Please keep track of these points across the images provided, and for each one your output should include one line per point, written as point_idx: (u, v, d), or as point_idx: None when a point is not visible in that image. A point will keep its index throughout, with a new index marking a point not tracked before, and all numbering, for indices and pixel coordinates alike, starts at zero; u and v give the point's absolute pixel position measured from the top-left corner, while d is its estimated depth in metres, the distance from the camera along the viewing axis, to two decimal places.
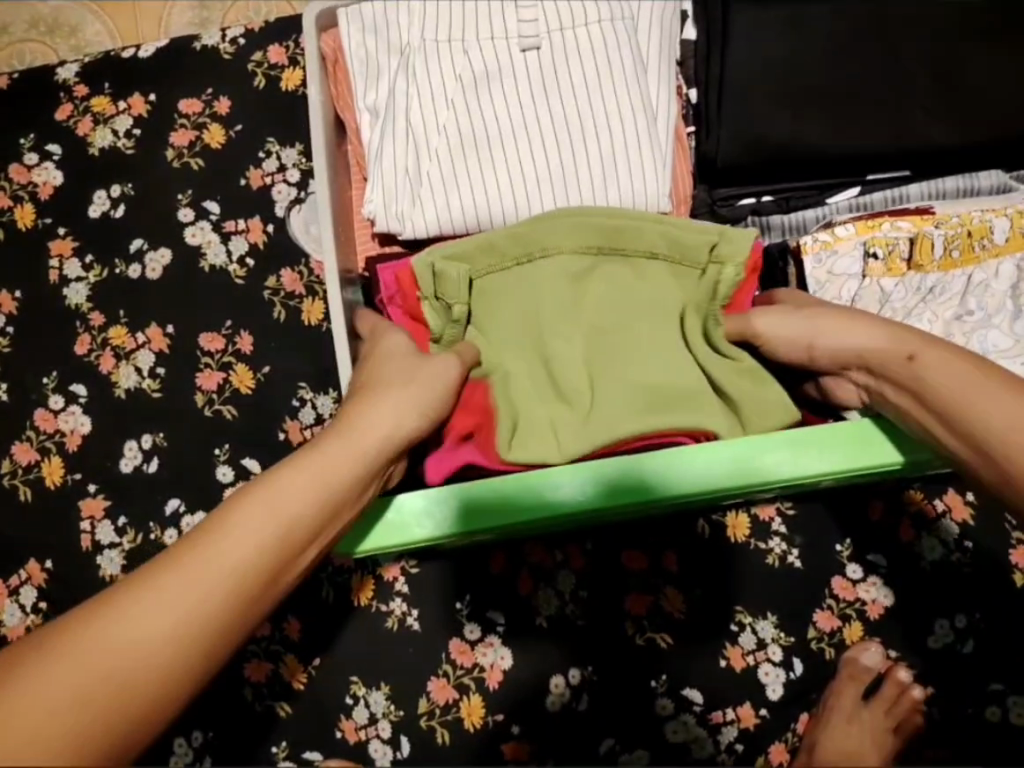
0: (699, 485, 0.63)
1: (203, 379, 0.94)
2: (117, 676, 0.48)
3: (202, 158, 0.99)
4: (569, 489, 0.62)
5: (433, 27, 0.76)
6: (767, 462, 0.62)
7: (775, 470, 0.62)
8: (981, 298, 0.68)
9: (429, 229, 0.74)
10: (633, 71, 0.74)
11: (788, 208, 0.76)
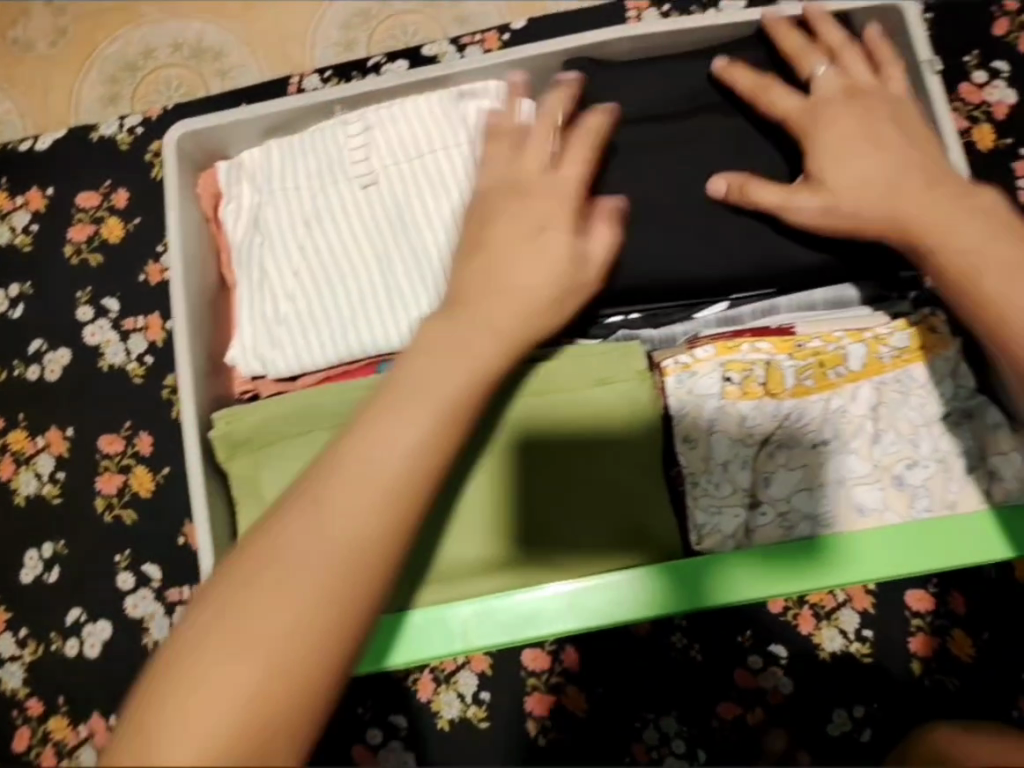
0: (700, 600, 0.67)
1: (103, 483, 0.93)
2: (260, 673, 0.43)
3: (100, 253, 0.98)
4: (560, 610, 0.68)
5: (278, 173, 0.76)
6: (762, 576, 0.67)
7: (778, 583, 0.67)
8: (838, 423, 0.69)
9: (291, 368, 0.73)
10: (476, 194, 0.73)
11: (657, 324, 0.74)
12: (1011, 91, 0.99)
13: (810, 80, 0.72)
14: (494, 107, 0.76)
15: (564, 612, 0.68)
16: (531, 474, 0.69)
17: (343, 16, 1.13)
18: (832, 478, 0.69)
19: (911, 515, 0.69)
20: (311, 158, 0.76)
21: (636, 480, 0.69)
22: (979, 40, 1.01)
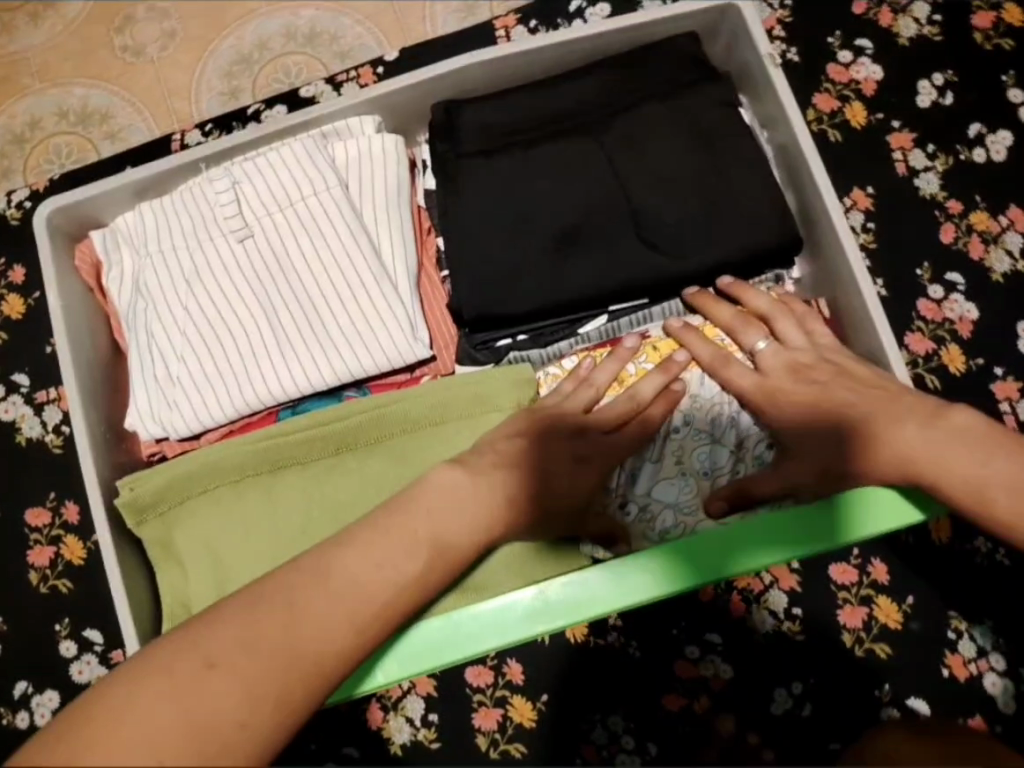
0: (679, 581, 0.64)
1: (35, 556, 0.95)
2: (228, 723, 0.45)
3: (4, 331, 0.98)
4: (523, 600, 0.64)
5: (154, 236, 0.76)
6: (762, 541, 0.64)
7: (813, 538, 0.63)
8: (694, 413, 0.73)
9: (191, 427, 0.74)
10: (351, 235, 0.74)
11: (543, 342, 0.76)
12: (876, 67, 0.99)
13: (674, 101, 0.73)
14: (355, 145, 0.77)
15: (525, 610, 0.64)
16: None
17: (223, 65, 1.13)
18: (696, 468, 0.73)
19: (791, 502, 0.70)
20: (184, 217, 0.76)
21: None
22: (841, 22, 1.00)
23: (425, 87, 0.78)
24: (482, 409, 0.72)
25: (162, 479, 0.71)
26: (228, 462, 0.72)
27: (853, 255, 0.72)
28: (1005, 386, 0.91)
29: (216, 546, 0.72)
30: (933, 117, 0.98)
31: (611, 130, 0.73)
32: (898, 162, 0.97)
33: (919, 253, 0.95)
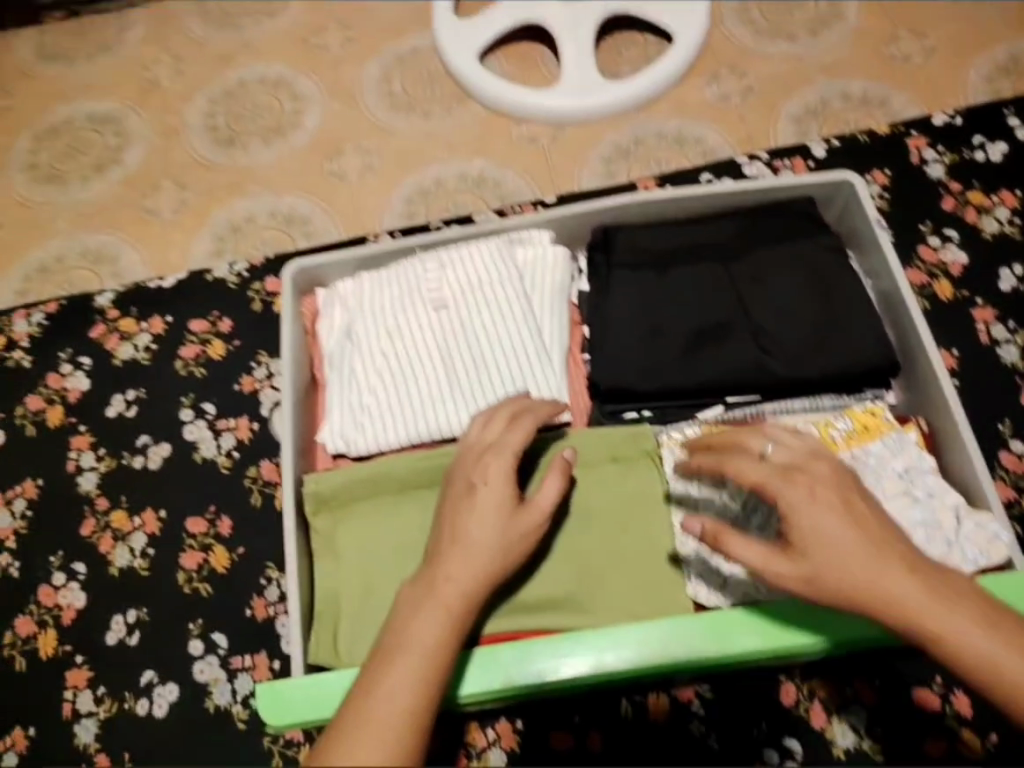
0: (731, 649, 0.73)
1: (186, 558, 1.08)
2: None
3: (205, 368, 1.19)
4: (573, 660, 0.73)
5: (369, 296, 0.96)
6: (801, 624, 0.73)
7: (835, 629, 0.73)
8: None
9: (368, 448, 0.89)
10: (524, 315, 0.92)
11: (666, 420, 0.89)
12: (961, 253, 1.16)
13: (797, 245, 0.91)
14: (532, 250, 0.97)
15: (579, 664, 0.73)
16: (580, 517, 0.83)
17: (407, 193, 1.36)
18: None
19: None
20: (395, 285, 0.96)
21: (650, 537, 0.82)
22: (931, 213, 1.18)
23: (589, 214, 0.99)
24: (606, 459, 0.85)
25: (337, 481, 0.86)
26: (392, 475, 0.86)
27: (945, 384, 0.85)
28: None
29: (370, 546, 0.84)
30: (1013, 299, 1.13)
31: (741, 261, 0.91)
32: (981, 332, 1.11)
33: (1001, 410, 1.07)
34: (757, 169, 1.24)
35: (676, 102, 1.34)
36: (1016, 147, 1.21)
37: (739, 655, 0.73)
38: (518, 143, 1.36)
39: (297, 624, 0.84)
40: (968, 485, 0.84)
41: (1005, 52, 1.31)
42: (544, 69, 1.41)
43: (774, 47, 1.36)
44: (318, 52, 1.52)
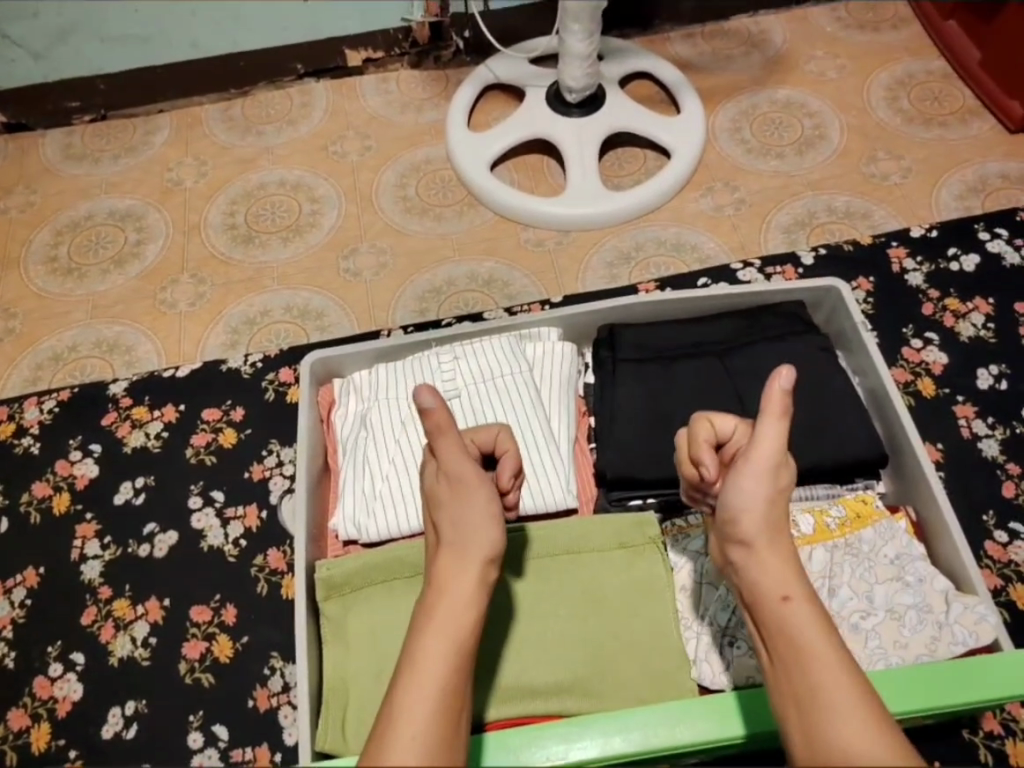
0: (740, 733, 0.74)
1: (189, 647, 1.08)
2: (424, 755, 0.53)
3: (215, 455, 1.22)
4: (584, 742, 0.73)
5: (384, 387, 1.01)
6: None
7: None
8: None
9: (381, 533, 0.92)
10: (533, 406, 0.97)
11: (670, 506, 0.92)
12: (942, 354, 1.23)
13: (788, 342, 0.98)
14: (542, 346, 1.03)
15: (588, 746, 0.73)
16: (588, 601, 0.86)
17: (419, 292, 1.44)
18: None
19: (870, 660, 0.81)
20: (410, 377, 1.02)
21: (657, 622, 0.85)
22: (912, 318, 1.27)
23: (595, 313, 1.06)
24: (612, 545, 0.88)
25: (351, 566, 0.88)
26: (404, 559, 0.87)
27: (931, 472, 0.91)
28: None
29: (381, 628, 0.86)
30: (990, 398, 1.19)
31: (736, 357, 0.98)
32: (963, 427, 1.17)
33: (986, 502, 1.11)
34: (751, 274, 1.34)
35: (674, 212, 1.46)
36: (988, 259, 1.32)
37: (747, 737, 0.74)
38: (525, 246, 1.46)
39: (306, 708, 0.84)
40: (954, 570, 0.88)
41: (973, 174, 1.44)
42: (551, 181, 1.54)
43: (763, 163, 1.50)
44: (336, 159, 1.64)
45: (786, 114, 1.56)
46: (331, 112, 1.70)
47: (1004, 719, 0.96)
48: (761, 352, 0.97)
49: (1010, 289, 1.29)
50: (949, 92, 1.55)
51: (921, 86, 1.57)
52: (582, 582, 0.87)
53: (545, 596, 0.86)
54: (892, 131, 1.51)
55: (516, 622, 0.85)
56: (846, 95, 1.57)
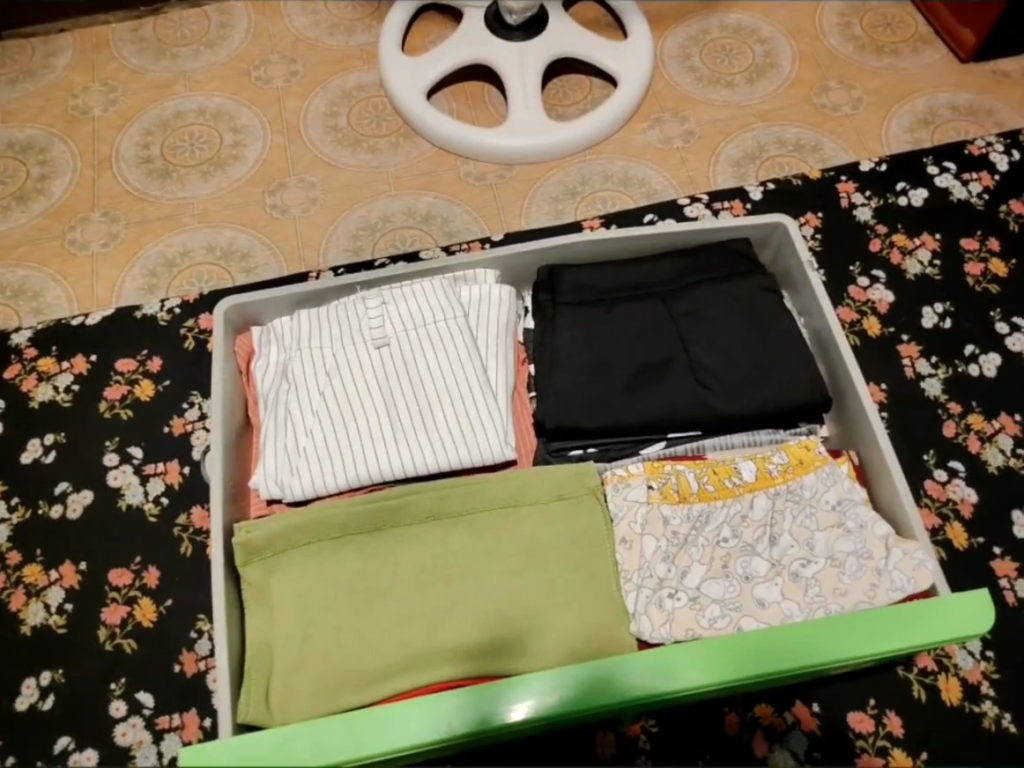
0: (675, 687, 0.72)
1: (109, 613, 1.01)
2: None
3: (132, 409, 1.14)
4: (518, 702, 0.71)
5: (306, 335, 0.94)
6: (747, 663, 0.72)
7: (784, 664, 0.72)
8: (737, 526, 0.83)
9: (304, 491, 0.86)
10: (468, 354, 0.91)
11: (610, 456, 0.89)
12: (888, 293, 1.20)
13: (735, 283, 0.94)
14: (477, 289, 0.97)
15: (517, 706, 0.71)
16: (527, 558, 0.82)
17: (351, 229, 1.35)
18: (739, 574, 0.81)
19: (807, 604, 0.80)
20: (335, 323, 0.94)
21: (598, 577, 0.81)
22: (859, 255, 1.23)
23: (535, 254, 1.00)
24: (551, 498, 0.84)
25: (267, 530, 0.82)
26: (329, 518, 0.82)
27: (874, 416, 0.88)
28: (1005, 565, 1.03)
29: (307, 592, 0.81)
30: (934, 336, 1.17)
31: (681, 298, 0.93)
32: (907, 367, 1.15)
33: (926, 443, 1.10)
34: (697, 210, 1.29)
35: (620, 145, 1.38)
36: (936, 194, 1.29)
37: (691, 687, 0.72)
38: (465, 180, 1.37)
39: (228, 676, 0.79)
40: (895, 516, 0.87)
41: (924, 105, 1.40)
42: (491, 111, 1.44)
43: (713, 93, 1.43)
44: (258, 85, 1.50)
45: (736, 40, 1.48)
46: (253, 34, 1.56)
47: (938, 656, 0.97)
48: (706, 293, 0.93)
49: (956, 225, 1.26)
50: (902, 18, 1.49)
51: (875, 11, 1.50)
52: (521, 538, 0.82)
53: (480, 553, 0.82)
54: (843, 60, 1.45)
55: (449, 581, 0.81)
56: (798, 20, 1.49)
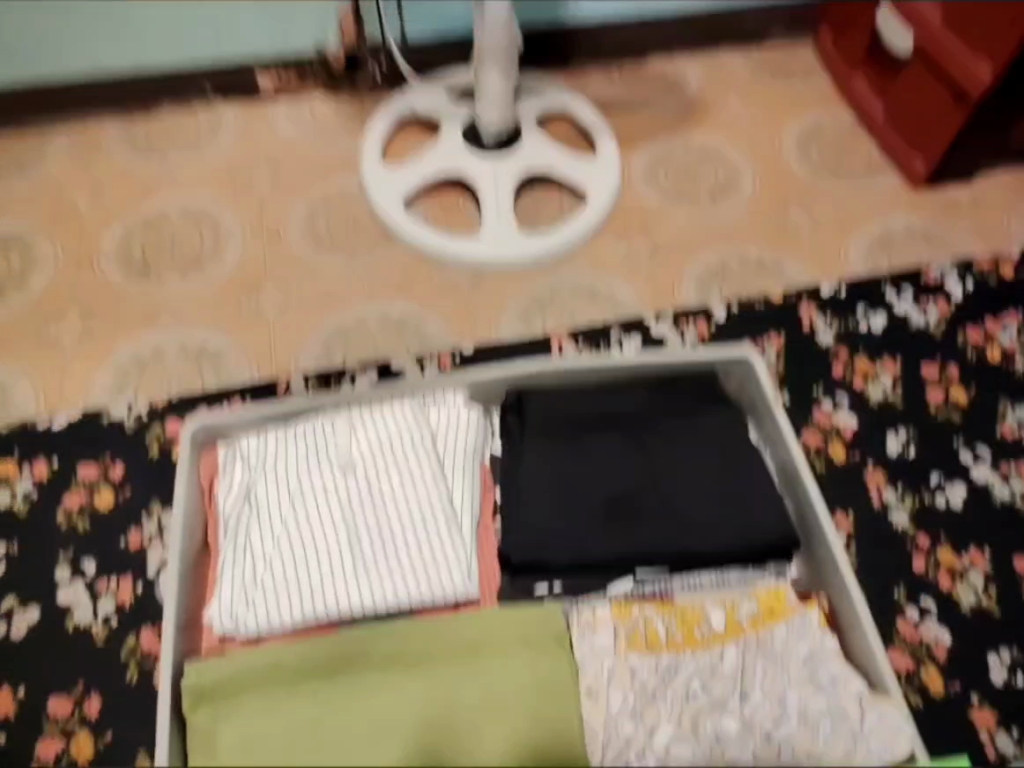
0: None
1: (44, 746, 0.96)
2: None
3: (89, 521, 1.10)
4: None
5: (270, 457, 0.92)
6: None
7: None
8: (706, 678, 0.80)
9: (258, 627, 0.83)
10: (435, 483, 0.90)
11: (578, 594, 0.87)
12: (852, 417, 1.21)
13: (705, 415, 0.93)
14: (447, 413, 0.95)
15: None
16: (488, 709, 0.78)
17: (327, 333, 1.35)
18: (709, 733, 0.78)
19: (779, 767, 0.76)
20: (302, 446, 0.93)
21: (563, 733, 0.77)
22: (822, 378, 1.25)
23: (504, 377, 1.00)
24: (515, 643, 0.81)
25: (218, 674, 0.79)
26: (285, 663, 0.80)
27: (841, 560, 0.88)
28: (982, 715, 1.01)
29: (254, 744, 0.76)
30: (898, 465, 1.18)
31: (651, 431, 0.92)
32: (873, 496, 1.15)
33: (894, 575, 1.09)
34: (666, 329, 1.32)
35: (595, 257, 1.41)
36: (894, 319, 1.32)
37: None
38: (441, 288, 1.39)
39: None
40: (865, 667, 0.85)
41: (881, 226, 1.45)
42: (469, 220, 1.47)
43: (684, 209, 1.47)
44: (243, 188, 1.53)
45: (706, 160, 1.53)
46: (241, 137, 1.60)
47: None
48: (675, 426, 0.93)
49: (914, 350, 1.29)
50: (865, 143, 1.56)
51: (839, 136, 1.57)
52: (482, 688, 0.79)
53: (439, 703, 0.78)
54: (809, 182, 1.51)
55: (404, 735, 0.76)
56: (767, 143, 1.56)
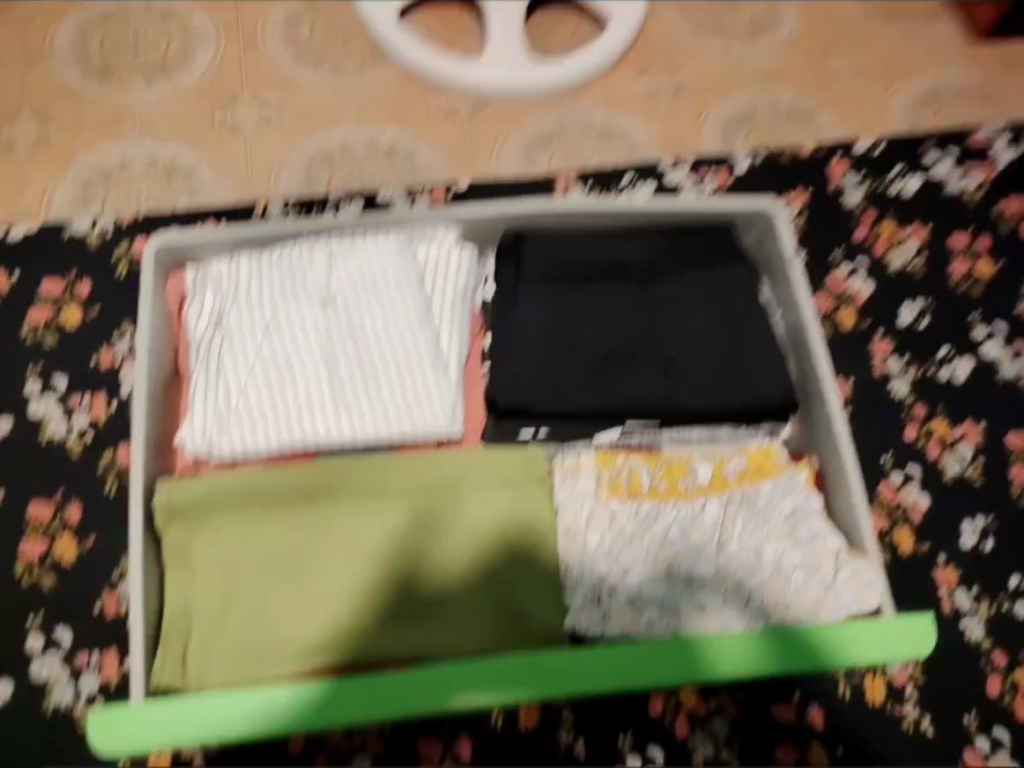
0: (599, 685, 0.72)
1: (28, 546, 0.96)
2: None
3: (56, 337, 1.05)
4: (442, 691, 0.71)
5: (245, 283, 0.87)
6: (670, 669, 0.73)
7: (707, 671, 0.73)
8: (685, 527, 0.81)
9: (233, 453, 0.81)
10: (420, 321, 0.85)
11: (563, 440, 0.84)
12: (868, 284, 1.17)
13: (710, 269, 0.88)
14: (436, 249, 0.89)
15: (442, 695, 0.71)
16: (467, 544, 0.78)
17: (309, 156, 1.24)
18: (681, 576, 0.79)
19: (747, 612, 0.78)
20: (279, 272, 0.87)
21: (539, 570, 0.78)
22: (844, 241, 1.19)
23: (501, 215, 0.92)
24: (498, 484, 0.80)
25: (193, 495, 0.78)
26: (263, 488, 0.78)
27: (836, 423, 0.86)
28: (946, 573, 1.02)
29: (233, 562, 0.77)
30: (909, 334, 1.14)
31: (652, 282, 0.88)
32: (877, 363, 1.13)
33: (885, 442, 1.09)
34: (679, 177, 1.21)
35: (606, 93, 1.29)
36: (930, 183, 1.23)
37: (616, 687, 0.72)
38: (435, 113, 1.27)
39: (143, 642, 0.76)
40: (846, 527, 0.86)
41: (930, 83, 1.33)
42: (470, 39, 1.32)
43: (708, 46, 1.33)
44: None
45: None
46: None
47: None
48: (678, 278, 0.88)
49: (949, 218, 1.21)
50: None
51: None
52: (460, 522, 0.79)
53: (418, 536, 0.78)
54: (849, 24, 1.36)
55: (381, 562, 0.77)
56: None
